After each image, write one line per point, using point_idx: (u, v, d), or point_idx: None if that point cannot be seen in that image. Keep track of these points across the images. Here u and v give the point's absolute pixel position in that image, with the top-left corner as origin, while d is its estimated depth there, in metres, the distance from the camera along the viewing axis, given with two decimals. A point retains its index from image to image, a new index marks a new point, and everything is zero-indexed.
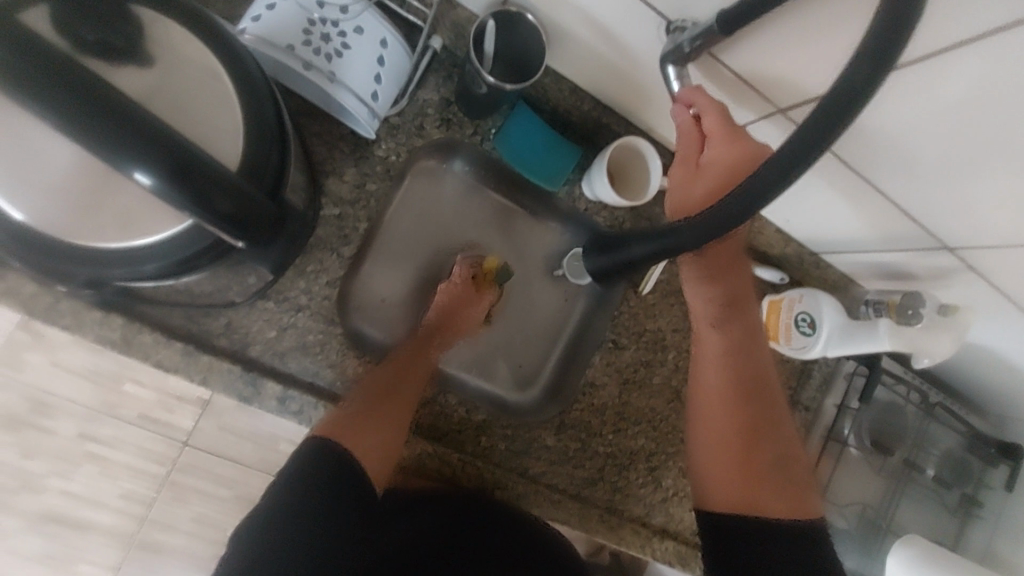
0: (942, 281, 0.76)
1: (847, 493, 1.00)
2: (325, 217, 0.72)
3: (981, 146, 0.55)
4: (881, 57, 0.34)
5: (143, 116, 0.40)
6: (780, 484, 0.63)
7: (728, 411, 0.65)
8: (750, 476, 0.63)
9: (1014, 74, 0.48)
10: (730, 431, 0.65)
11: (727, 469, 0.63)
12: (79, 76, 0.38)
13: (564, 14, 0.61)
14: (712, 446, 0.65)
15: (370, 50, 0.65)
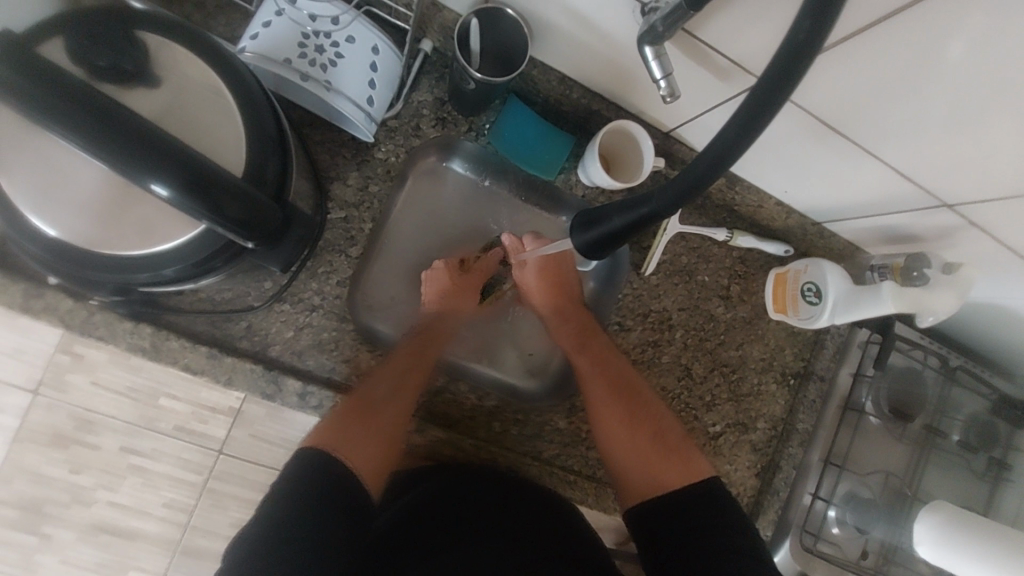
0: (946, 240, 0.76)
1: (868, 461, 0.98)
2: (332, 221, 0.76)
3: (964, 93, 0.55)
4: (830, 10, 0.35)
5: (151, 131, 0.43)
6: (676, 459, 0.71)
7: (617, 408, 0.76)
8: (647, 457, 0.72)
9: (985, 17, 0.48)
10: (620, 420, 0.76)
11: (628, 450, 0.74)
12: (91, 95, 0.41)
13: (541, 4, 0.63)
14: (617, 435, 0.75)
15: (363, 57, 0.69)
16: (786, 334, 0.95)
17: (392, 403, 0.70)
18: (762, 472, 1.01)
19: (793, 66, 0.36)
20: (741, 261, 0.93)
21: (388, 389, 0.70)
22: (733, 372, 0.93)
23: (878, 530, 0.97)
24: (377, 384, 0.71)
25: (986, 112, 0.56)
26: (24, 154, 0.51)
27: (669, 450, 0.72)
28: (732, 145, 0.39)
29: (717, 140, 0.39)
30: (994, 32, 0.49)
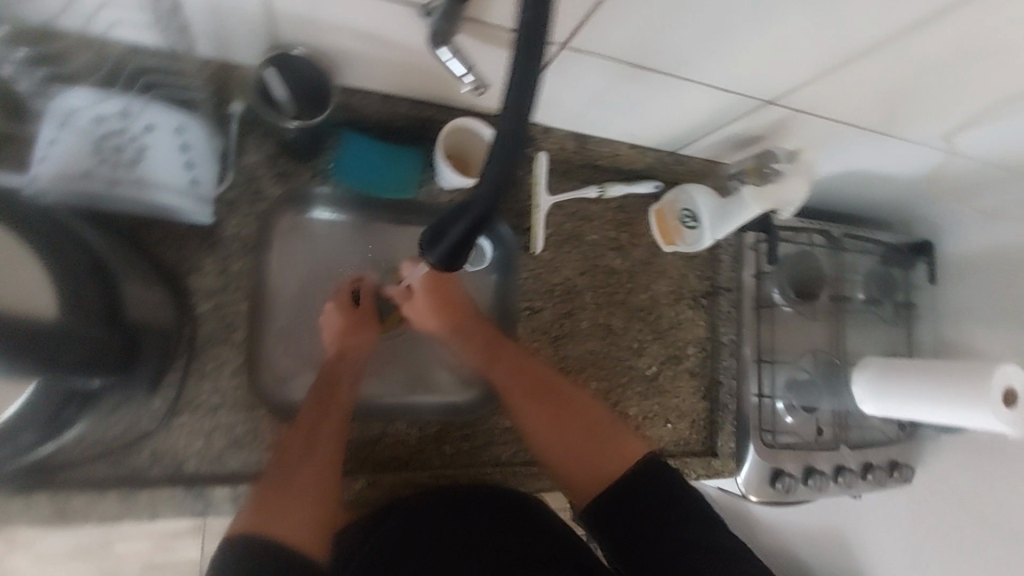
0: (781, 133, 0.82)
1: (795, 346, 1.06)
2: (204, 314, 0.72)
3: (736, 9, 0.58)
4: None
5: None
6: (610, 446, 0.73)
7: (540, 413, 0.77)
8: (583, 451, 0.73)
9: None
10: (550, 423, 0.77)
11: (565, 450, 0.74)
12: None
13: (326, 39, 0.62)
14: (546, 440, 0.76)
15: (170, 143, 0.64)
16: (683, 261, 1.00)
17: (323, 459, 0.65)
18: (707, 393, 1.01)
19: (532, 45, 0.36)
20: (621, 209, 0.96)
21: (315, 445, 0.66)
22: (648, 314, 0.97)
23: (828, 405, 1.06)
24: (303, 439, 0.66)
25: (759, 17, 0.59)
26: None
27: (603, 439, 0.74)
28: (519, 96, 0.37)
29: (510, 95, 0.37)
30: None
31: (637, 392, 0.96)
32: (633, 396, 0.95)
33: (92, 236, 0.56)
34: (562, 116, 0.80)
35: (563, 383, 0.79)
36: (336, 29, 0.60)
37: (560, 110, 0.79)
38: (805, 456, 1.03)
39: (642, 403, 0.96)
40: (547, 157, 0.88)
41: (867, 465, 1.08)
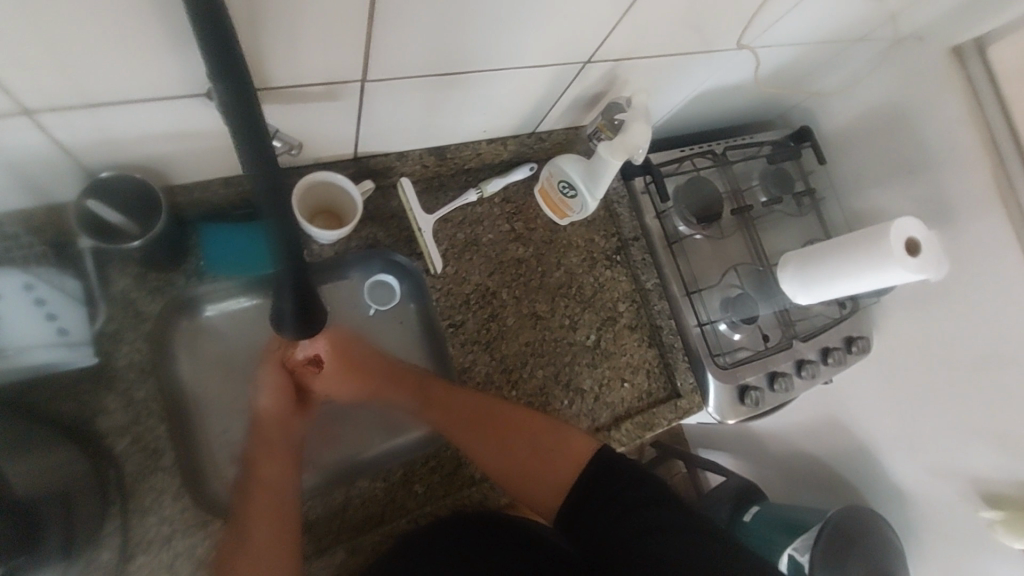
0: (616, 83, 0.85)
1: (716, 267, 1.08)
2: (123, 452, 0.70)
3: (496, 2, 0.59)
4: None
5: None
6: (559, 454, 0.74)
7: (485, 443, 0.76)
8: (536, 468, 0.74)
9: None
10: (496, 449, 0.76)
11: (518, 471, 0.75)
12: None
13: (133, 149, 0.61)
14: (498, 467, 0.76)
15: (23, 303, 0.61)
16: (585, 227, 1.00)
17: (262, 555, 0.62)
18: (652, 340, 1.01)
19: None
20: (507, 200, 0.96)
21: (258, 533, 0.64)
22: (571, 287, 0.98)
23: (766, 310, 1.09)
24: (237, 542, 0.64)
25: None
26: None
27: (551, 449, 0.75)
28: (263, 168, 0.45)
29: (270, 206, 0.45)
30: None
31: (590, 363, 0.96)
32: (584, 369, 0.95)
33: None
34: (406, 140, 0.81)
35: (497, 405, 0.78)
36: (137, 138, 0.60)
37: (404, 137, 0.80)
38: (763, 364, 1.06)
39: (594, 372, 0.96)
40: (412, 179, 0.88)
41: (824, 350, 1.11)
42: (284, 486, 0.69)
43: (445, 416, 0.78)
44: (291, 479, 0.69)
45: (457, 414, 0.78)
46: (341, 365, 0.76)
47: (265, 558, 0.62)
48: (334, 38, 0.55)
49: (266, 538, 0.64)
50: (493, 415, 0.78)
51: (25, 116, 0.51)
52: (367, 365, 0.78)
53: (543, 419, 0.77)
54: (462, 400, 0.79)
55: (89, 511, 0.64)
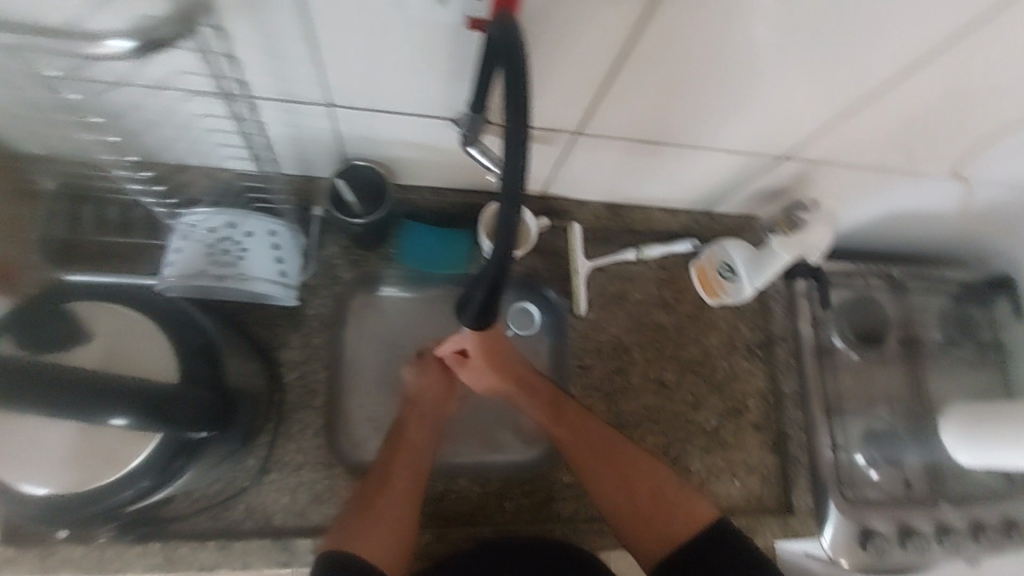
0: (805, 183, 0.86)
1: (867, 393, 1.00)
2: (290, 383, 0.84)
3: (719, 87, 0.66)
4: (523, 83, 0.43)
5: (69, 377, 0.50)
6: (678, 510, 0.73)
7: (605, 474, 0.77)
8: (651, 515, 0.74)
9: (679, 46, 0.59)
10: (616, 486, 0.76)
11: (631, 512, 0.75)
12: (18, 367, 0.49)
13: (385, 149, 0.77)
14: (610, 501, 0.76)
15: (265, 243, 0.79)
16: (734, 313, 1.00)
17: (396, 501, 0.70)
18: (775, 446, 0.97)
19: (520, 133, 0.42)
20: (664, 268, 0.99)
21: (392, 484, 0.72)
22: (703, 367, 0.98)
23: (913, 456, 0.98)
24: (378, 482, 0.72)
25: (753, 85, 0.65)
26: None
27: (671, 502, 0.74)
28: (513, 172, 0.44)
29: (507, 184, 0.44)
30: (700, 38, 0.58)
31: (702, 447, 0.94)
32: (695, 451, 0.94)
33: (201, 318, 0.68)
34: (589, 190, 0.91)
35: (626, 444, 0.79)
36: (393, 141, 0.74)
37: (591, 187, 0.90)
38: (895, 513, 0.94)
39: (705, 458, 0.94)
40: (582, 226, 0.96)
41: (977, 524, 0.96)
42: (419, 450, 0.77)
43: (572, 436, 0.79)
44: (428, 445, 0.78)
45: (584, 438, 0.79)
46: (484, 363, 0.82)
47: (399, 505, 0.70)
48: (570, 95, 0.67)
49: (394, 492, 0.71)
50: (619, 451, 0.78)
51: (326, 106, 0.66)
52: (511, 368, 0.82)
53: (665, 471, 0.77)
54: (594, 427, 0.80)
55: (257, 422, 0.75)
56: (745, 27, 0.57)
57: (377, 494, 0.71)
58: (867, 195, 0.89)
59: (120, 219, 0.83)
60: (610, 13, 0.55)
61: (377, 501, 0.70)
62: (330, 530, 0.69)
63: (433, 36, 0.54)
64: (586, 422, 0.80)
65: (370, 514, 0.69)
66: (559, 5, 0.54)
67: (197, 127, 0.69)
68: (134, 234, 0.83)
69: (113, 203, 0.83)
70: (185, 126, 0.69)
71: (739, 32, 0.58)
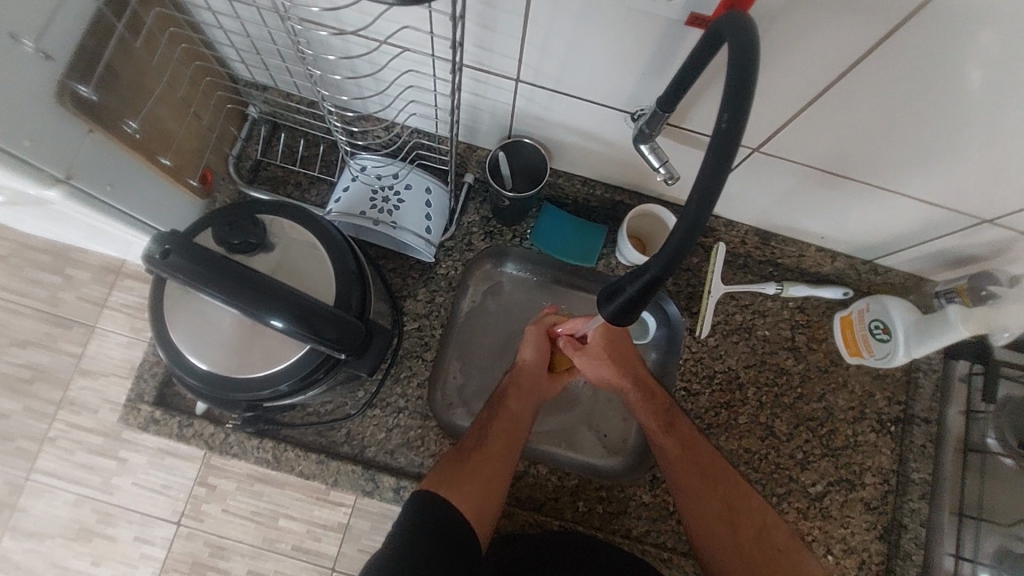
0: (1006, 254, 0.75)
1: (1013, 510, 0.83)
2: (408, 331, 0.89)
3: (933, 125, 0.59)
4: (743, 88, 0.41)
5: (255, 279, 0.58)
6: (782, 563, 0.70)
7: (705, 502, 0.73)
8: (750, 556, 0.71)
9: (905, 72, 0.54)
10: (718, 515, 0.73)
11: (727, 549, 0.71)
12: (221, 263, 0.57)
13: (552, 131, 0.78)
14: (705, 530, 0.73)
15: (419, 199, 0.85)
16: (872, 378, 0.91)
17: (492, 463, 0.73)
18: (885, 534, 0.87)
19: (733, 132, 0.42)
20: (801, 310, 0.93)
21: (487, 452, 0.74)
22: (821, 426, 0.90)
23: None
24: (476, 440, 0.75)
25: (964, 135, 0.59)
26: (176, 307, 0.66)
27: (775, 552, 0.70)
28: (710, 180, 0.43)
29: (697, 187, 0.43)
30: (915, 73, 0.54)
31: (801, 508, 0.87)
32: (791, 511, 0.86)
33: (360, 254, 0.73)
34: (743, 212, 0.86)
35: (737, 477, 0.75)
36: (563, 124, 0.75)
37: (748, 210, 0.85)
38: None
39: (801, 522, 0.86)
40: (725, 248, 0.92)
41: None
42: (518, 424, 0.78)
43: (676, 455, 0.76)
44: (528, 416, 0.80)
45: (689, 460, 0.75)
46: (603, 352, 0.80)
47: (493, 467, 0.73)
48: (764, 106, 0.63)
49: (486, 461, 0.73)
50: (724, 483, 0.74)
51: (514, 81, 0.69)
52: (630, 369, 0.81)
53: (770, 517, 0.72)
54: (703, 452, 0.76)
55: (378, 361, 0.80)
56: (965, 72, 0.52)
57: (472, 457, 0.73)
58: None
59: (304, 151, 0.92)
60: (841, 28, 0.51)
61: (471, 464, 0.72)
62: (429, 474, 0.73)
63: (647, 27, 0.55)
64: (694, 444, 0.76)
65: (464, 473, 0.71)
66: (787, 14, 0.51)
67: (396, 82, 0.73)
68: (311, 166, 0.92)
69: (302, 135, 0.93)
70: (386, 79, 0.74)
71: (957, 76, 0.53)
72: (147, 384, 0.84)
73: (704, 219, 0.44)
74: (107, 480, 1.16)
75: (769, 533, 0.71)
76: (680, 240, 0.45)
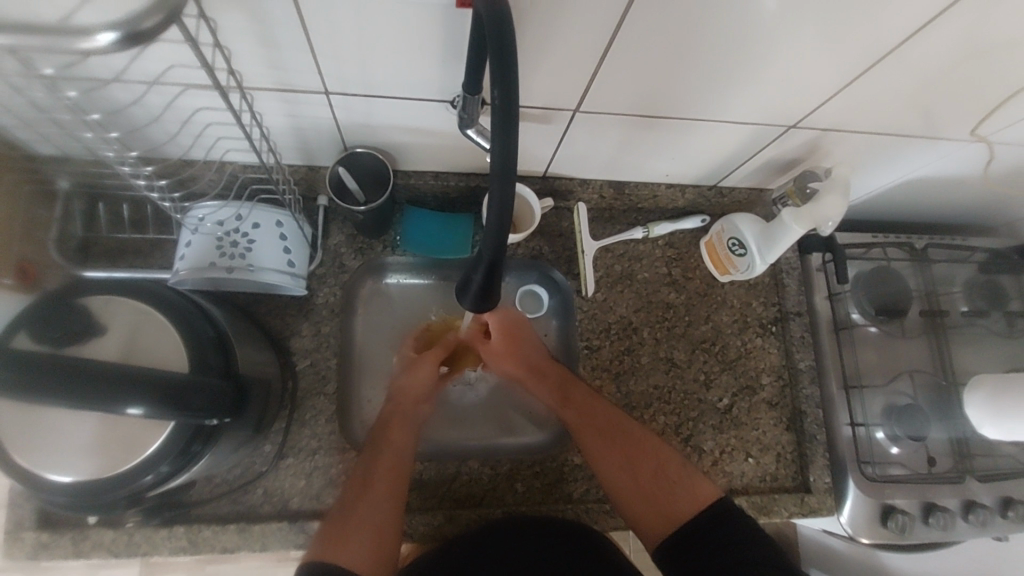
0: (818, 151, 0.84)
1: (885, 369, 0.97)
2: (301, 370, 0.86)
3: (714, 52, 0.64)
4: (506, 60, 0.43)
5: (96, 368, 0.52)
6: (680, 488, 0.73)
7: (609, 452, 0.77)
8: (653, 493, 0.73)
9: (671, 13, 0.58)
10: (621, 466, 0.76)
11: (633, 491, 0.75)
12: (40, 360, 0.50)
13: (385, 136, 0.77)
14: (613, 478, 0.76)
15: (272, 235, 0.80)
16: (746, 289, 0.99)
17: (383, 487, 0.71)
18: (791, 424, 0.95)
19: (509, 104, 0.43)
20: (670, 245, 0.98)
21: (376, 466, 0.73)
22: (714, 344, 0.96)
23: (937, 431, 0.95)
24: (359, 481, 0.71)
25: (742, 57, 0.65)
26: (13, 425, 0.59)
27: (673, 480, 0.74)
28: (506, 150, 0.45)
29: (497, 158, 0.45)
30: (679, 11, 0.57)
31: (716, 424, 0.93)
32: (708, 430, 0.93)
33: (217, 312, 0.70)
34: (590, 168, 0.89)
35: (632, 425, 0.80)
36: (392, 126, 0.75)
37: (594, 166, 0.88)
38: (920, 491, 0.91)
39: (718, 437, 0.93)
40: (587, 206, 0.95)
41: (1005, 500, 0.93)
42: (407, 430, 0.78)
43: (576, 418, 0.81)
44: (410, 442, 0.77)
45: (588, 420, 0.80)
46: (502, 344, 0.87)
47: (382, 501, 0.70)
48: (566, 67, 0.65)
49: (383, 475, 0.72)
50: (623, 431, 0.79)
51: (325, 94, 0.67)
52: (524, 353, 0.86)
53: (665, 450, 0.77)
54: (599, 410, 0.81)
55: (271, 409, 0.78)
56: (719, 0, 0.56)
57: (371, 476, 0.72)
58: (878, 165, 0.87)
59: (134, 215, 0.85)
60: None
61: (370, 485, 0.71)
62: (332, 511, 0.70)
63: (425, 19, 0.55)
64: (591, 405, 0.81)
65: (364, 494, 0.70)
66: None
67: (197, 118, 0.69)
68: (147, 230, 0.85)
69: (127, 200, 0.85)
70: (183, 117, 0.69)
71: (715, 6, 0.57)
72: (23, 510, 0.74)
73: (512, 188, 0.46)
74: None
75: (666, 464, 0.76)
76: (498, 210, 0.47)
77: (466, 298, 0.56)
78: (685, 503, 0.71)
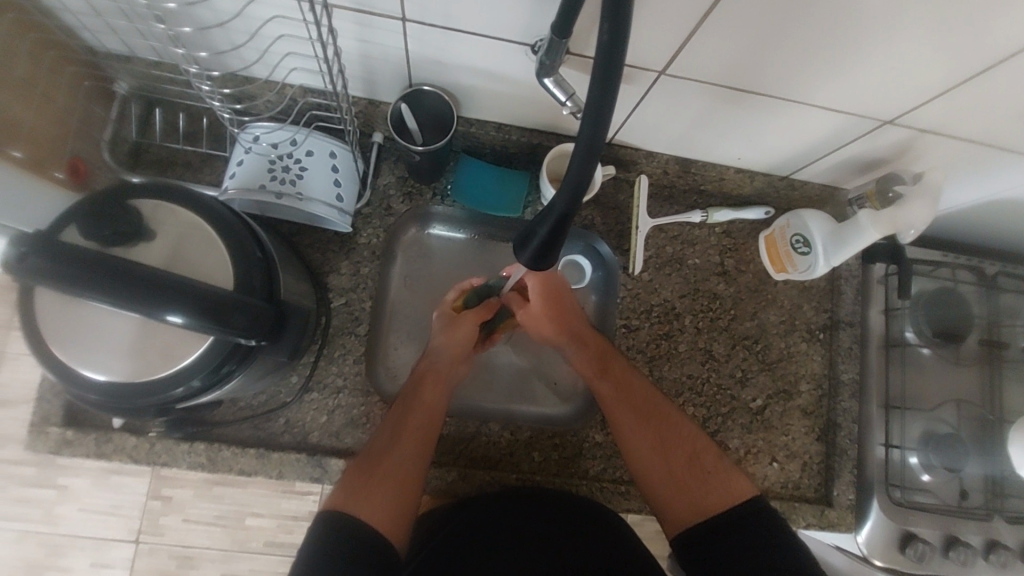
0: (909, 153, 0.78)
1: (932, 394, 0.92)
2: (335, 308, 0.84)
3: (826, 28, 0.58)
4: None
5: (143, 271, 0.50)
6: (713, 480, 0.71)
7: (642, 434, 0.75)
8: (682, 483, 0.72)
9: None
10: (652, 449, 0.74)
11: (661, 475, 0.73)
12: (90, 255, 0.49)
13: (455, 76, 0.74)
14: (643, 460, 0.75)
15: (324, 165, 0.78)
16: (799, 291, 0.95)
17: (409, 444, 0.71)
18: (823, 435, 0.92)
19: (616, 49, 0.39)
20: (727, 234, 0.94)
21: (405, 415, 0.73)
22: (756, 343, 0.93)
23: (974, 466, 0.91)
24: (388, 435, 0.71)
25: (854, 37, 0.59)
26: (54, 315, 0.59)
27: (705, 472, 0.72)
28: (603, 99, 0.41)
29: (590, 105, 0.41)
30: None
31: (745, 423, 0.91)
32: (735, 428, 0.90)
33: (266, 239, 0.68)
34: (659, 140, 0.84)
35: (668, 408, 0.77)
36: (465, 67, 0.71)
37: (664, 138, 0.83)
38: (944, 523, 0.88)
39: (746, 437, 0.90)
40: (648, 180, 0.91)
41: None
42: (442, 386, 0.77)
43: (611, 393, 0.78)
44: (443, 403, 0.76)
45: (624, 396, 0.78)
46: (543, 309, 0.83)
47: (410, 455, 0.70)
48: (662, 25, 0.60)
49: (410, 433, 0.72)
50: (659, 415, 0.76)
51: (402, 22, 0.63)
52: (568, 322, 0.83)
53: (701, 439, 0.75)
54: (637, 389, 0.78)
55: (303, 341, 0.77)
56: None
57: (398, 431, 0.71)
58: (971, 179, 0.81)
59: (188, 126, 0.84)
60: None
61: (395, 444, 0.70)
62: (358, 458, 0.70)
63: None
64: (629, 383, 0.79)
65: (387, 448, 0.70)
66: None
67: (267, 31, 0.66)
68: (200, 143, 0.84)
69: (183, 109, 0.84)
70: (253, 27, 0.66)
71: None
72: (52, 405, 0.75)
73: (602, 138, 0.42)
74: (49, 511, 1.08)
75: (701, 455, 0.73)
76: (579, 164, 0.43)
77: (521, 253, 0.53)
78: (716, 497, 0.70)
